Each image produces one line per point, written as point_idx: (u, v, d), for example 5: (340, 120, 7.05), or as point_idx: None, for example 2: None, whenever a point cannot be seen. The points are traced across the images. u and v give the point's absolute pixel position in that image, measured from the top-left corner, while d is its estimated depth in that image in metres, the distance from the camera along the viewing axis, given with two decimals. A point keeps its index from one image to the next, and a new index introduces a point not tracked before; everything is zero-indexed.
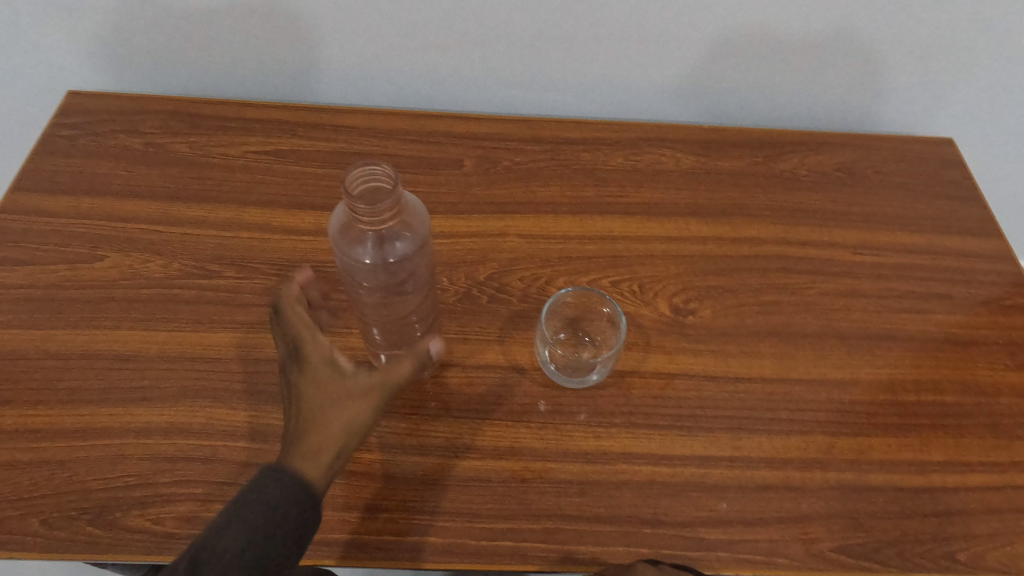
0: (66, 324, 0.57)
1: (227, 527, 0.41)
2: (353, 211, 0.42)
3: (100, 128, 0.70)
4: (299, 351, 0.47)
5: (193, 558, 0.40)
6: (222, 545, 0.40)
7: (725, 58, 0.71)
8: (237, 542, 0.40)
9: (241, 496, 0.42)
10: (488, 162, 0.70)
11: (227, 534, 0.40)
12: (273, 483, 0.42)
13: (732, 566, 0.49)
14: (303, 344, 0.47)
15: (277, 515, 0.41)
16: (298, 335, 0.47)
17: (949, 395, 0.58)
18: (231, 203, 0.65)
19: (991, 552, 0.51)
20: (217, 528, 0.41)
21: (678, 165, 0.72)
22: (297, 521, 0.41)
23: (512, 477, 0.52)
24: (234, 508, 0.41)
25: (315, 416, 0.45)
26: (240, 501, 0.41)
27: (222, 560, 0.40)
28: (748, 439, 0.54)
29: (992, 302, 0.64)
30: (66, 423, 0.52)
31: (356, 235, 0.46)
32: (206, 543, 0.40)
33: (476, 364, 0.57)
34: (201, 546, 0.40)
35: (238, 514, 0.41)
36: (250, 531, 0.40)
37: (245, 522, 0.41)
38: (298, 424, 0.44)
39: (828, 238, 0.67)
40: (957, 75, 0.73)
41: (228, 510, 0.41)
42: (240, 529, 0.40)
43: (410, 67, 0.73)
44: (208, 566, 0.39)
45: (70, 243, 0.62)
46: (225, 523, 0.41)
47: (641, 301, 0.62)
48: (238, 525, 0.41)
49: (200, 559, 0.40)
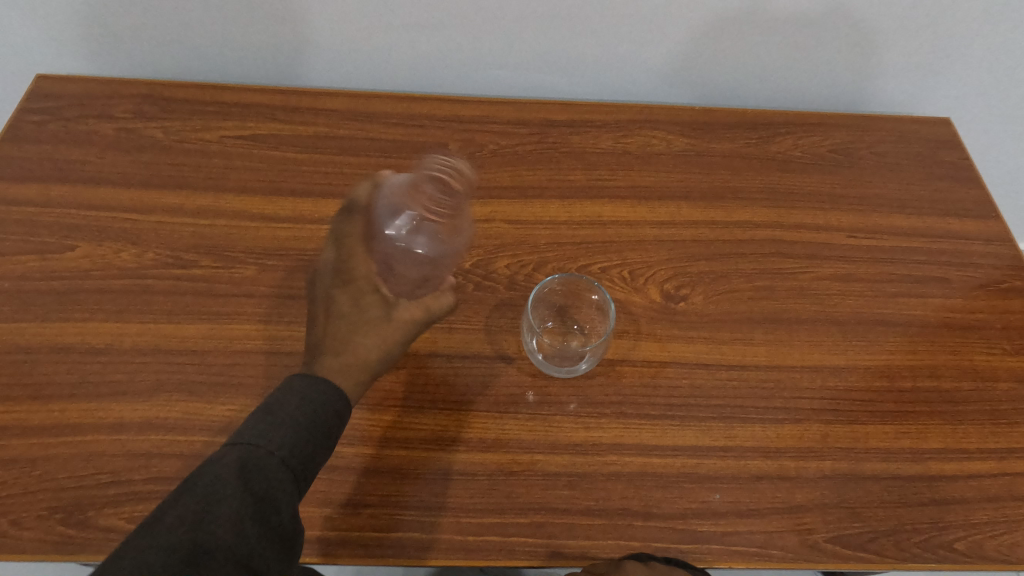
0: (36, 317, 0.55)
1: (267, 435, 0.39)
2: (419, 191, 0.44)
3: (70, 113, 0.68)
4: (347, 265, 0.49)
5: (238, 464, 0.38)
6: (268, 451, 0.39)
7: (717, 37, 0.69)
8: (284, 450, 0.39)
9: (273, 408, 0.41)
10: (473, 145, 0.68)
11: (270, 439, 0.39)
12: (316, 391, 0.43)
13: (724, 558, 0.48)
14: (352, 260, 0.49)
15: (320, 421, 0.42)
16: (352, 250, 0.50)
17: (946, 381, 0.57)
18: (207, 191, 0.63)
19: (989, 541, 0.50)
20: (258, 437, 0.39)
21: (669, 148, 0.70)
22: (332, 431, 0.42)
23: (499, 470, 0.50)
24: (269, 417, 0.40)
25: (351, 334, 0.47)
26: (275, 412, 0.41)
27: (270, 465, 0.38)
28: (740, 429, 0.53)
29: (991, 286, 0.63)
30: (35, 419, 0.50)
31: None
32: (247, 451, 0.38)
33: (461, 354, 0.56)
34: (241, 454, 0.38)
35: (279, 421, 0.40)
36: (295, 438, 0.40)
37: (288, 429, 0.40)
38: (336, 337, 0.47)
39: (823, 221, 0.66)
40: (956, 52, 0.71)
41: (260, 420, 0.40)
42: (285, 435, 0.40)
43: (392, 48, 0.71)
44: (258, 470, 0.38)
45: (39, 233, 0.59)
46: (264, 430, 0.40)
47: (631, 287, 0.60)
48: (281, 431, 0.40)
49: (246, 465, 0.38)
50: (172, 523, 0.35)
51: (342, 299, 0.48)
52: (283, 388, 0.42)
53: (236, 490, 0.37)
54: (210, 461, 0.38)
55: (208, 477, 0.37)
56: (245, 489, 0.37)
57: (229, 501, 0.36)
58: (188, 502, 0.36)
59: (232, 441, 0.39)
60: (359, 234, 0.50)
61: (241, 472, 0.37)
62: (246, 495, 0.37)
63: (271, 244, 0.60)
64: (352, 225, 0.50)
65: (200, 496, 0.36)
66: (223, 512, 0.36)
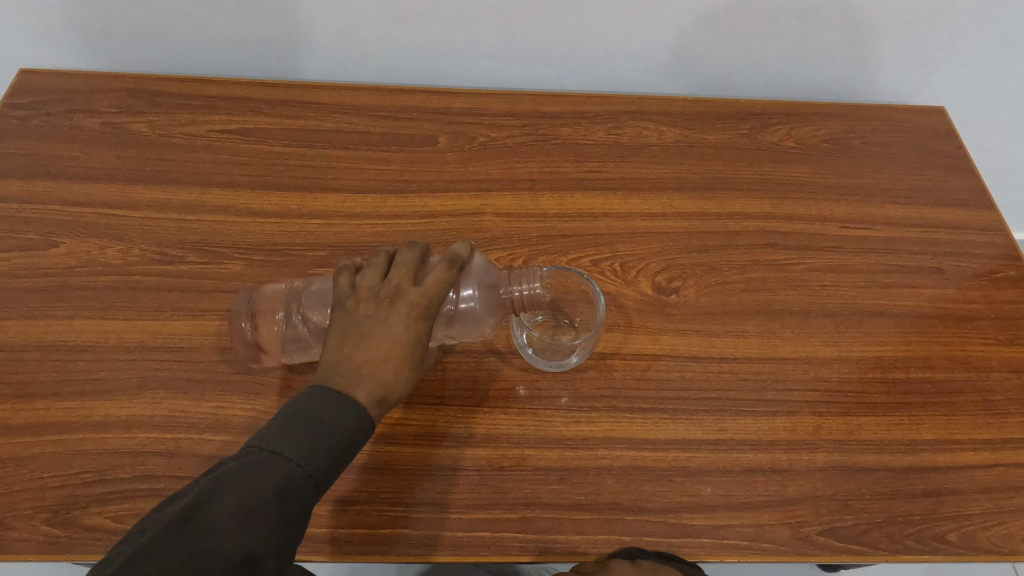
0: (20, 314, 0.54)
1: (306, 454, 0.37)
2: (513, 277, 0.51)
3: (54, 108, 0.67)
4: (423, 297, 0.43)
5: (276, 484, 0.36)
6: (303, 473, 0.37)
7: (709, 27, 0.69)
8: (320, 475, 0.38)
9: (317, 423, 0.38)
10: (463, 138, 0.67)
11: (309, 460, 0.37)
12: (353, 414, 0.40)
13: (716, 552, 0.48)
14: (427, 299, 0.43)
15: (356, 444, 0.40)
16: (436, 288, 0.44)
17: (939, 372, 0.56)
18: (194, 186, 0.63)
19: (982, 532, 0.50)
20: (301, 454, 0.37)
21: (661, 139, 0.69)
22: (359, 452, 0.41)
23: (489, 465, 0.50)
24: (310, 434, 0.38)
25: (399, 370, 0.42)
26: (319, 428, 0.38)
27: (303, 488, 0.37)
28: (732, 421, 0.53)
29: (984, 276, 0.62)
30: (19, 418, 0.50)
31: (491, 286, 0.51)
32: (284, 469, 0.36)
33: (451, 350, 0.55)
34: (279, 472, 0.36)
35: (317, 440, 0.38)
36: (330, 461, 0.38)
37: (327, 450, 0.38)
38: (385, 367, 0.42)
39: (816, 212, 0.65)
40: (950, 41, 0.70)
41: (298, 434, 0.38)
42: (323, 457, 0.38)
43: (380, 40, 0.70)
44: (293, 492, 0.36)
45: (23, 230, 0.59)
46: (302, 447, 0.37)
47: (622, 280, 0.59)
48: (319, 452, 0.38)
49: (282, 486, 0.36)
50: (202, 535, 0.33)
51: (405, 330, 0.42)
52: (319, 399, 0.40)
53: (270, 507, 0.35)
54: (244, 472, 0.36)
55: (244, 491, 0.35)
56: (280, 512, 0.35)
57: (263, 521, 0.34)
58: (220, 515, 0.34)
59: (267, 451, 0.37)
60: (445, 276, 0.45)
61: (278, 492, 0.35)
62: (279, 517, 0.35)
63: (258, 239, 0.60)
64: (443, 262, 0.45)
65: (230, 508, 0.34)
66: (255, 532, 0.34)
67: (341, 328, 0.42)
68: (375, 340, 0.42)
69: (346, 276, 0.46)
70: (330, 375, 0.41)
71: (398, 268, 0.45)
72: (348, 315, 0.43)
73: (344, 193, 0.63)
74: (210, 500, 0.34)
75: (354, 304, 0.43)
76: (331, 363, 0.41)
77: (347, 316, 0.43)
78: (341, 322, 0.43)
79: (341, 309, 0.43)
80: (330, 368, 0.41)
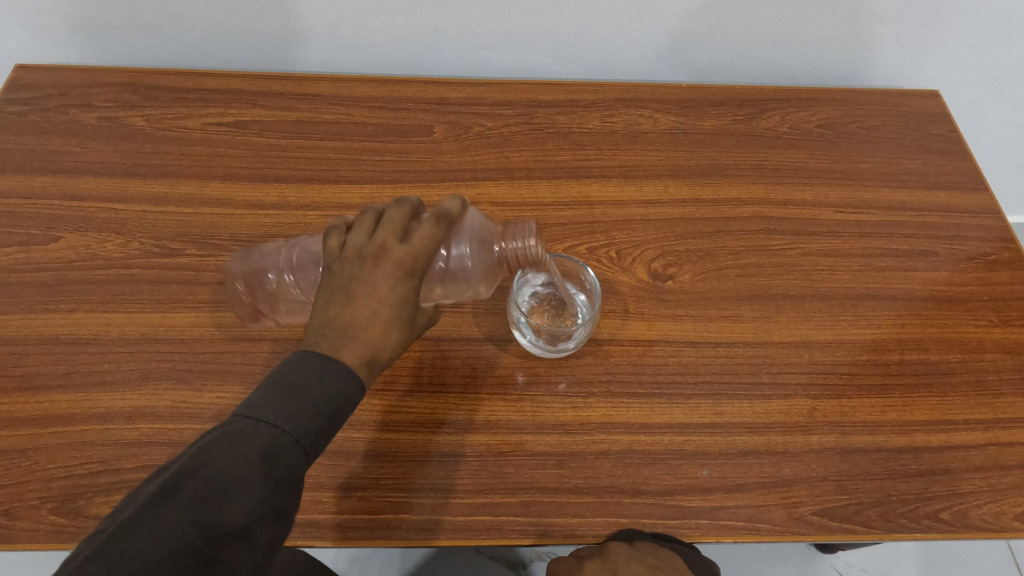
0: (22, 308, 0.55)
1: (291, 421, 0.36)
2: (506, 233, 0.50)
3: (50, 103, 0.67)
4: (412, 255, 0.42)
5: (261, 453, 0.35)
6: (290, 440, 0.36)
7: (701, 16, 0.69)
8: (308, 440, 0.37)
9: (302, 386, 0.37)
10: (459, 128, 0.68)
11: (295, 426, 0.36)
12: (342, 378, 0.38)
13: (712, 533, 0.49)
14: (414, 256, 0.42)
15: (346, 404, 0.38)
16: (426, 243, 0.43)
17: (933, 354, 0.57)
18: (192, 178, 0.63)
19: (974, 510, 0.50)
20: (286, 421, 0.36)
21: (656, 126, 0.69)
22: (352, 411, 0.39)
23: (488, 451, 0.51)
24: (294, 400, 0.37)
25: (388, 332, 0.41)
26: (305, 392, 0.37)
27: (290, 455, 0.36)
28: (728, 405, 0.53)
29: (978, 258, 0.63)
30: (24, 410, 0.50)
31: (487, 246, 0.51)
32: (268, 437, 0.35)
33: (450, 338, 0.56)
34: (264, 441, 0.35)
35: (302, 405, 0.37)
36: (318, 425, 0.37)
37: (314, 415, 0.37)
38: (374, 328, 0.40)
39: (810, 197, 0.66)
40: (943, 25, 0.70)
41: (282, 400, 0.36)
42: (310, 422, 0.37)
43: (375, 33, 0.70)
44: (280, 460, 0.35)
45: (22, 225, 0.59)
46: (286, 413, 0.36)
47: (619, 267, 0.60)
48: (305, 416, 0.37)
49: (268, 454, 0.35)
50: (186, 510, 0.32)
51: (394, 288, 0.41)
52: (306, 362, 0.38)
53: (256, 479, 0.34)
54: (229, 441, 0.35)
55: (228, 462, 0.34)
56: (267, 481, 0.34)
57: (249, 493, 0.34)
58: (205, 486, 0.33)
59: (251, 417, 0.36)
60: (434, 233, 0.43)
61: (263, 461, 0.34)
62: (267, 488, 0.34)
63: (257, 231, 0.60)
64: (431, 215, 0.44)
65: (215, 481, 0.33)
66: (243, 505, 0.33)
67: (326, 292, 0.41)
68: (362, 298, 0.40)
69: (334, 238, 0.44)
70: (316, 338, 0.39)
71: (385, 225, 0.43)
72: (334, 276, 0.41)
73: (340, 184, 0.63)
74: (192, 472, 0.33)
75: (340, 265, 0.41)
76: (317, 326, 0.40)
77: (333, 278, 0.41)
78: (326, 284, 0.41)
79: (327, 273, 0.42)
80: (315, 332, 0.40)
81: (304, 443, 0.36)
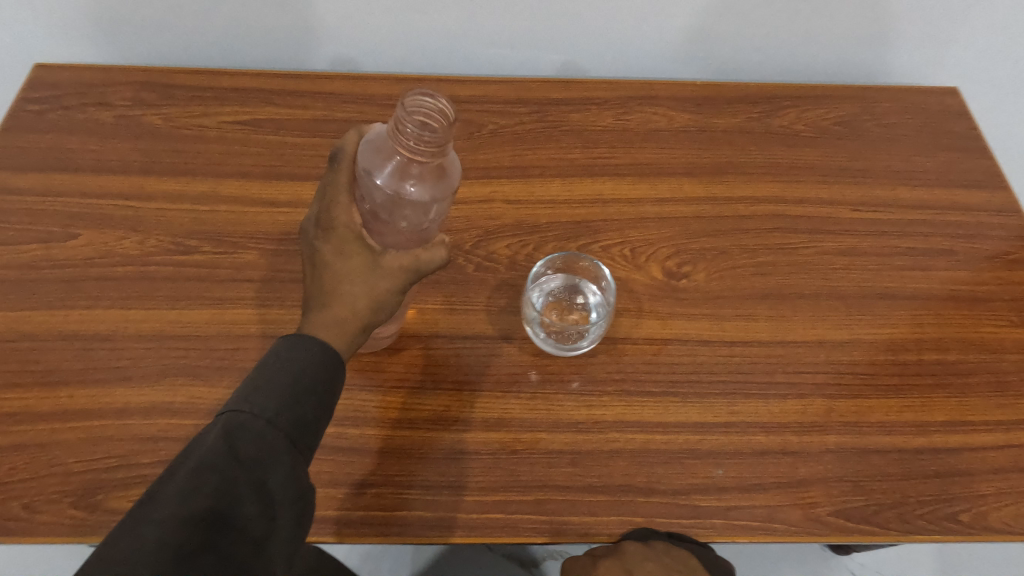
0: (42, 304, 0.56)
1: (254, 400, 0.39)
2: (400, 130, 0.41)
3: (69, 102, 0.68)
4: (330, 218, 0.44)
5: (224, 434, 0.38)
6: (253, 416, 0.39)
7: (716, 12, 0.68)
8: (275, 413, 0.39)
9: (265, 370, 0.40)
10: (472, 126, 0.68)
11: (257, 404, 0.39)
12: (304, 353, 0.41)
13: (727, 533, 0.48)
14: (332, 209, 0.44)
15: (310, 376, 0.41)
16: (332, 199, 0.44)
17: (951, 354, 0.56)
18: (208, 176, 0.63)
19: (994, 512, 0.50)
20: (249, 401, 0.39)
21: (670, 124, 0.69)
22: (323, 384, 0.41)
23: (502, 449, 0.51)
24: (256, 382, 0.40)
25: (339, 289, 0.43)
26: (267, 374, 0.40)
27: (257, 431, 0.38)
28: (743, 404, 0.53)
29: (997, 257, 0.62)
30: (43, 406, 0.51)
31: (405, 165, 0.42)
32: (235, 421, 0.38)
33: (463, 335, 0.56)
34: (228, 423, 0.38)
35: (268, 387, 0.40)
36: (283, 400, 0.40)
37: (276, 391, 0.40)
38: (325, 295, 0.44)
39: (826, 196, 0.65)
40: (962, 20, 0.69)
41: (246, 387, 0.40)
42: (271, 396, 0.39)
43: (389, 30, 0.70)
44: (244, 437, 0.38)
45: (41, 222, 0.60)
46: (251, 397, 0.39)
47: (633, 265, 0.60)
48: (268, 393, 0.40)
49: (233, 434, 0.38)
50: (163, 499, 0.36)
51: (328, 251, 0.44)
52: (273, 351, 0.42)
53: (223, 459, 0.37)
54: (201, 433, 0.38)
55: (198, 451, 0.37)
56: (233, 459, 0.37)
57: (223, 475, 0.37)
58: (178, 476, 0.37)
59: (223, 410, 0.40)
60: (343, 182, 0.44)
61: (227, 442, 0.38)
62: (240, 468, 0.37)
63: (273, 229, 0.60)
64: (329, 172, 0.45)
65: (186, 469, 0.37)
66: (216, 485, 0.37)
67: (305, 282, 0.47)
68: (312, 274, 0.45)
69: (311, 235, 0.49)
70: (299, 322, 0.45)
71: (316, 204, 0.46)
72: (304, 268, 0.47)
73: None
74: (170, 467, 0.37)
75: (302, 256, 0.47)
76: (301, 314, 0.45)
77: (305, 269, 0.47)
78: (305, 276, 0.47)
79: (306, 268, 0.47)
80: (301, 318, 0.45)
81: (271, 418, 0.39)
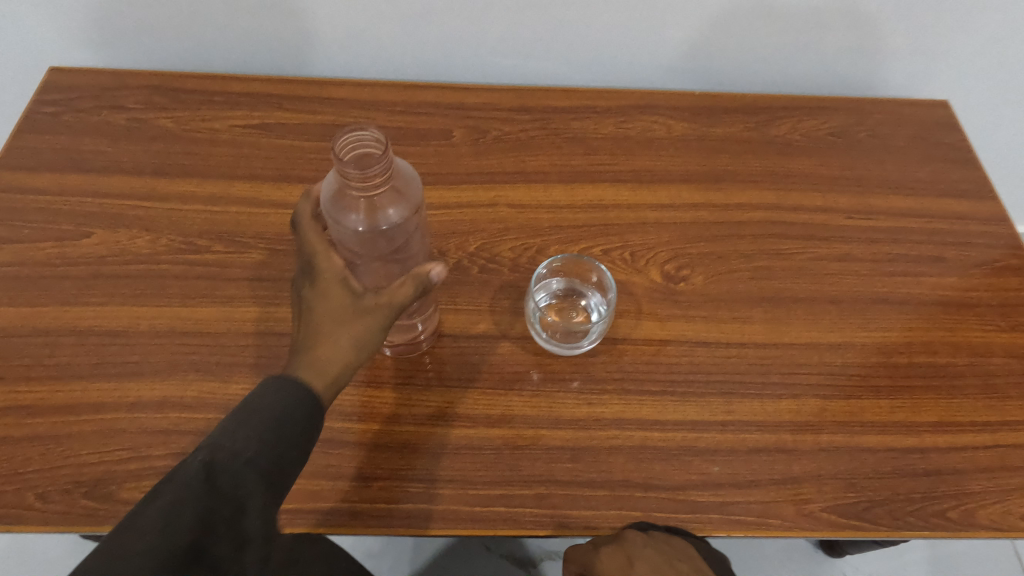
0: (56, 300, 0.57)
1: (237, 435, 0.39)
2: (343, 177, 0.41)
3: (83, 104, 0.70)
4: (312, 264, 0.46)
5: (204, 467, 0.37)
6: (235, 451, 0.38)
7: (714, 24, 0.71)
8: (258, 450, 0.39)
9: (251, 405, 0.41)
10: (477, 132, 0.69)
11: (241, 438, 0.39)
12: (290, 392, 0.42)
13: (723, 527, 0.50)
14: (314, 257, 0.46)
15: (292, 415, 0.41)
16: (311, 247, 0.46)
17: (941, 357, 0.58)
18: (219, 178, 0.65)
19: (981, 509, 0.51)
20: (232, 436, 0.39)
21: (669, 132, 0.71)
22: (304, 424, 0.42)
23: (504, 444, 0.52)
24: (240, 417, 0.40)
25: (324, 329, 0.44)
26: (250, 409, 0.40)
27: (237, 467, 0.38)
28: (739, 404, 0.55)
29: (986, 265, 0.64)
30: (56, 398, 0.52)
31: (367, 203, 0.43)
32: (216, 455, 0.38)
33: (467, 334, 0.57)
34: (208, 455, 0.38)
35: (252, 422, 0.40)
36: (266, 436, 0.40)
37: (261, 426, 0.40)
38: (309, 339, 0.44)
39: (820, 203, 0.67)
40: (952, 37, 0.72)
41: (229, 421, 0.40)
42: (255, 432, 0.39)
43: (397, 39, 0.72)
44: (225, 471, 0.37)
45: (55, 221, 0.61)
46: (235, 431, 0.39)
47: (632, 268, 0.61)
48: (252, 428, 0.39)
49: (213, 468, 0.37)
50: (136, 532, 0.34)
51: (312, 296, 0.45)
52: (258, 388, 0.42)
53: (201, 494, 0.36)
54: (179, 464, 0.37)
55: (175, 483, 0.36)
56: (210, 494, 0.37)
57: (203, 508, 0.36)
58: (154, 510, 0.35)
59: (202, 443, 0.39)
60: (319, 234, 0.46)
61: (207, 476, 0.37)
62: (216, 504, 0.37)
63: (282, 230, 0.62)
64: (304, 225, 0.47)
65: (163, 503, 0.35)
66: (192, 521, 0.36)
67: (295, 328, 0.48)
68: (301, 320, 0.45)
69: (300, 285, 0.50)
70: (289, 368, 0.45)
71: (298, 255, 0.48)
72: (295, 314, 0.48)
73: None
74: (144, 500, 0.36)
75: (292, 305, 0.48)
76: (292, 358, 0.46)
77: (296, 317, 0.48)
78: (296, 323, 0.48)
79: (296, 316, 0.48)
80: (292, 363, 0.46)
81: (251, 455, 0.39)
